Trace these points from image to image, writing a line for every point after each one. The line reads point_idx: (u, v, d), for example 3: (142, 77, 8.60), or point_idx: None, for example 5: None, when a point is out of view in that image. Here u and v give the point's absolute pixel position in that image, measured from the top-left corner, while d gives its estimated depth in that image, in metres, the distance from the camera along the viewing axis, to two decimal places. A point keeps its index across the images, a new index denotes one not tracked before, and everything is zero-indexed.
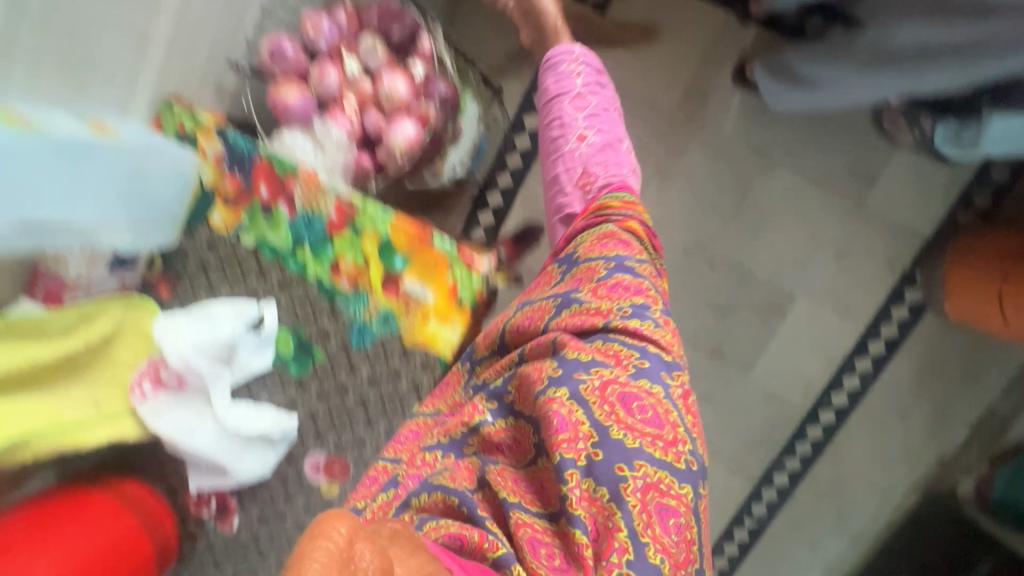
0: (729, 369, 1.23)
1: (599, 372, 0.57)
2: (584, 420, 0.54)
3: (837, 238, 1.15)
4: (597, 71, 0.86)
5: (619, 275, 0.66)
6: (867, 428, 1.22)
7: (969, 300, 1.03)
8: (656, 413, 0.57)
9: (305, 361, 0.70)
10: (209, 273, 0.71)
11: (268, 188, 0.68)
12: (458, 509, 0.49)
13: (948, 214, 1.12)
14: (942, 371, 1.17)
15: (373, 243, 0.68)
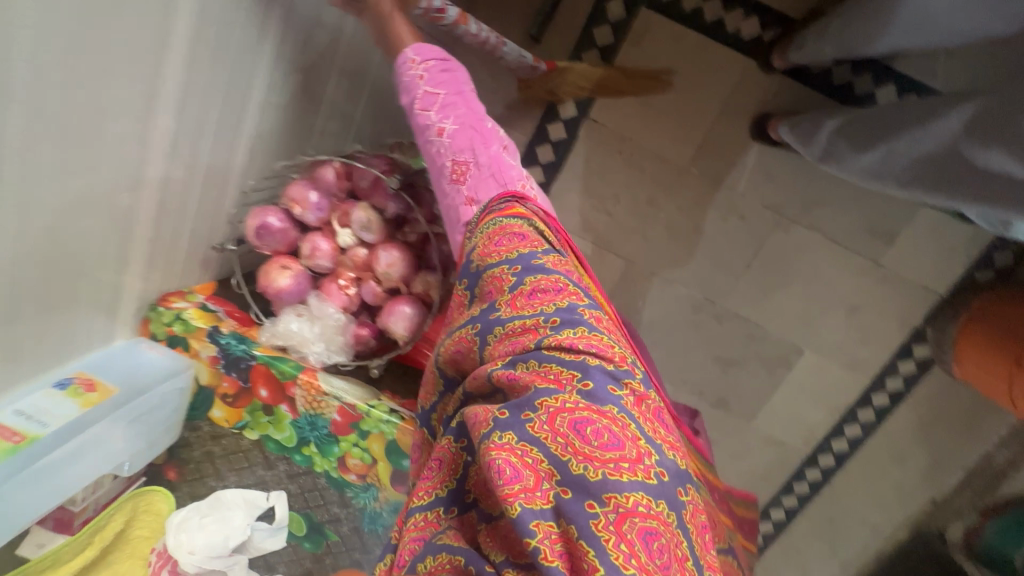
0: (733, 417, 1.25)
1: (546, 404, 0.47)
2: (540, 459, 0.44)
3: (849, 295, 1.12)
4: (443, 59, 0.69)
5: (535, 281, 0.56)
6: (864, 470, 1.26)
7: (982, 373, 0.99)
8: (615, 433, 0.46)
9: (319, 540, 0.75)
10: (216, 460, 0.78)
11: (268, 390, 0.73)
12: (467, 569, 0.43)
13: (967, 273, 1.08)
14: (943, 421, 1.18)
15: (378, 446, 0.70)
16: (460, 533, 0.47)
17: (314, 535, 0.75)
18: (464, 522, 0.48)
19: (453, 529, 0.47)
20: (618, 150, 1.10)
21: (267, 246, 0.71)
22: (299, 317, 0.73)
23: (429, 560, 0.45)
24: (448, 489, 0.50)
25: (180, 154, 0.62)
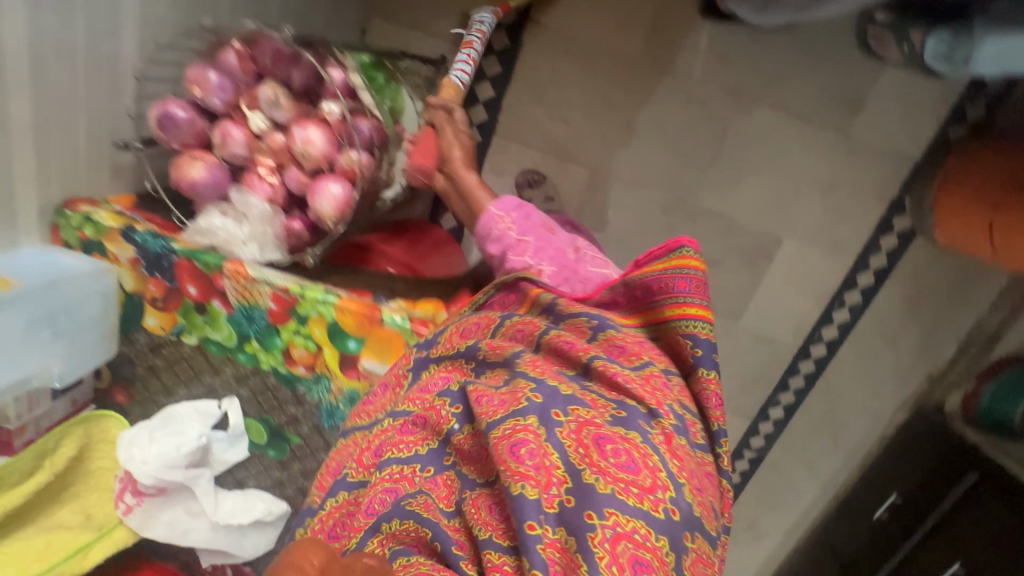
0: (720, 318, 1.23)
1: (576, 412, 0.50)
2: (557, 462, 0.45)
3: (822, 173, 1.09)
4: (518, 205, 0.75)
5: (607, 335, 0.60)
6: (858, 355, 1.24)
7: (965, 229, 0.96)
8: (634, 458, 0.47)
9: (282, 445, 0.76)
10: (160, 375, 0.77)
11: (195, 287, 0.72)
12: (435, 545, 0.45)
13: (939, 131, 1.05)
14: (932, 293, 1.16)
15: (320, 329, 0.70)
16: (433, 492, 0.49)
17: (277, 441, 0.76)
18: (444, 481, 0.51)
19: (426, 495, 0.49)
20: (566, 51, 1.07)
21: (173, 135, 0.68)
22: (223, 215, 0.70)
23: (394, 522, 0.47)
24: (431, 449, 0.54)
25: (47, 26, 0.59)
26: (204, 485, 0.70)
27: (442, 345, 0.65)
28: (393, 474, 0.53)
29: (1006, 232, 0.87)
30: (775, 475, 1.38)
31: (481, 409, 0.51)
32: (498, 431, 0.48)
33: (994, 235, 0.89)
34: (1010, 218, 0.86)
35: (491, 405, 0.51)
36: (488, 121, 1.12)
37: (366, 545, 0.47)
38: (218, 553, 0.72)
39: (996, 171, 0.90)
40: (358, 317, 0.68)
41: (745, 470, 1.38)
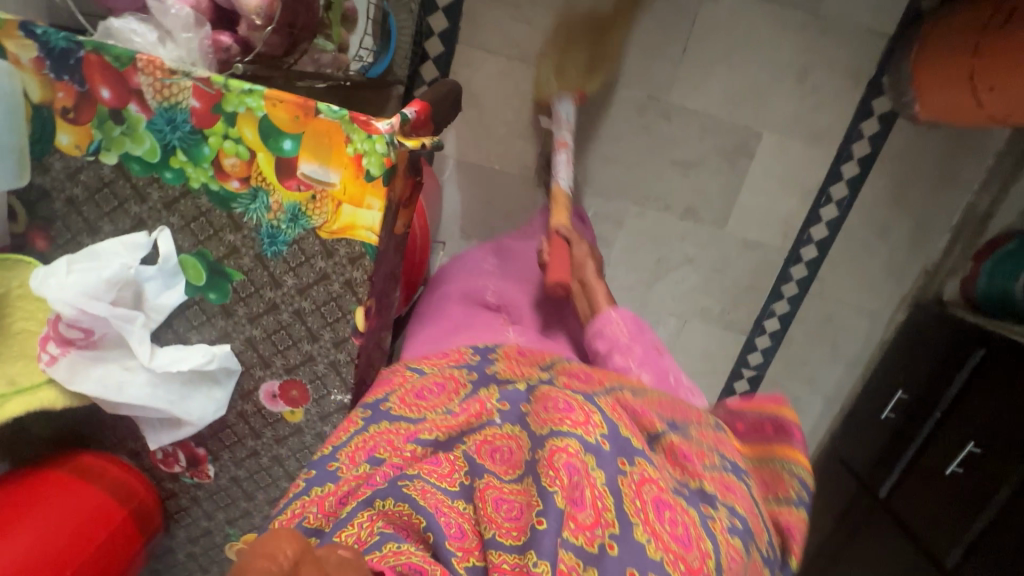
0: (705, 225, 1.19)
1: (642, 467, 0.50)
2: (609, 505, 0.46)
3: (794, 59, 1.07)
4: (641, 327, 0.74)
5: (681, 408, 0.60)
6: (850, 254, 1.20)
7: (947, 93, 0.94)
8: (692, 535, 0.47)
9: (223, 287, 0.53)
10: (80, 207, 0.52)
11: (104, 83, 0.47)
12: (429, 535, 0.46)
13: (911, 3, 1.03)
14: (920, 178, 1.13)
15: (250, 124, 0.47)
16: (434, 472, 0.51)
17: (218, 284, 0.53)
18: (445, 458, 0.52)
19: (425, 480, 0.50)
20: None
21: None
22: (140, 20, 0.56)
23: (388, 502, 0.49)
24: (463, 434, 0.55)
25: None
26: (139, 334, 0.51)
27: (504, 367, 0.65)
28: (410, 452, 0.54)
29: (990, 76, 0.84)
30: (777, 394, 1.33)
31: (548, 414, 0.51)
32: (560, 440, 0.48)
33: (977, 85, 0.87)
34: (992, 60, 0.83)
35: (558, 412, 0.51)
36: (451, 30, 1.09)
37: (356, 514, 0.49)
38: (164, 419, 0.55)
39: (967, 24, 0.89)
40: (291, 99, 0.45)
41: (745, 391, 1.33)
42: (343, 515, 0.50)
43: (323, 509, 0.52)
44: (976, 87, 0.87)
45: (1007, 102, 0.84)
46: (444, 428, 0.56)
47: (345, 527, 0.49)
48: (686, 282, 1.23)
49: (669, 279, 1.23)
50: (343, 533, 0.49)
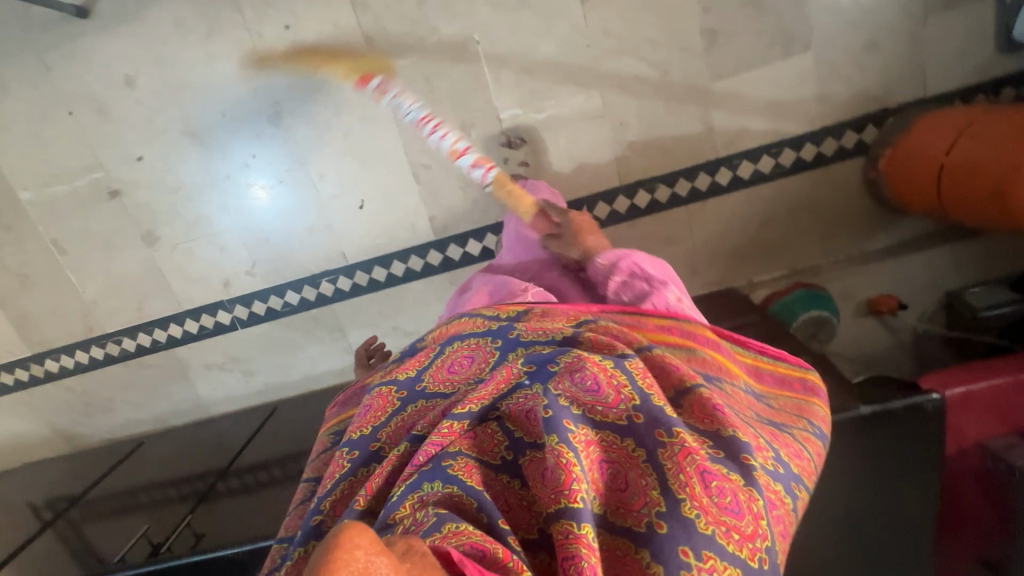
0: (706, 60, 1.12)
1: (682, 436, 0.50)
2: (654, 487, 0.48)
3: (882, 27, 1.10)
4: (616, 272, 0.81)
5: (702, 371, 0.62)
6: (735, 212, 1.24)
7: (913, 173, 1.07)
8: (738, 501, 0.48)
9: None
10: None
11: None
12: (481, 517, 0.45)
13: (954, 92, 1.14)
14: (822, 211, 1.24)
15: None
16: (476, 445, 0.52)
17: None
18: (481, 433, 0.53)
19: (468, 458, 0.51)
20: None
21: None
22: None
23: (438, 484, 0.48)
24: (495, 397, 0.55)
25: None
26: None
27: (524, 329, 0.64)
28: (445, 427, 0.52)
29: (951, 177, 0.98)
30: None
31: (575, 392, 0.52)
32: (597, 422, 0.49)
33: (942, 175, 1.00)
34: (957, 163, 0.97)
35: (591, 387, 0.52)
36: None
37: (403, 508, 0.47)
38: None
39: (956, 121, 1.00)
40: None
41: None
42: (394, 498, 0.49)
43: (372, 491, 0.52)
44: (940, 176, 1.01)
45: (954, 188, 0.98)
46: (480, 398, 0.54)
47: (397, 509, 0.47)
48: (644, 84, 1.13)
49: (634, 64, 1.12)
50: (399, 515, 0.47)
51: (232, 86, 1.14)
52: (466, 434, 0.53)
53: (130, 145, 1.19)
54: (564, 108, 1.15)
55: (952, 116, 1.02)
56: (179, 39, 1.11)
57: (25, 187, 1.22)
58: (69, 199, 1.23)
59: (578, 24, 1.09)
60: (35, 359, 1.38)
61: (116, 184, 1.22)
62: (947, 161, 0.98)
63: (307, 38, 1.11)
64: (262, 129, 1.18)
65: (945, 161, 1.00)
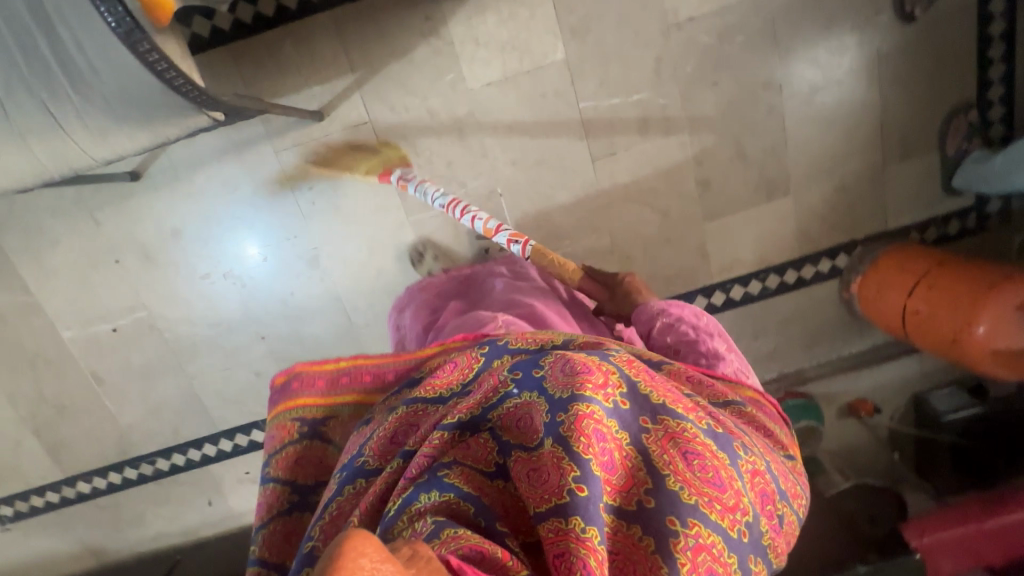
0: (701, 204, 1.27)
1: (667, 423, 0.54)
2: (640, 465, 0.51)
3: (848, 175, 1.28)
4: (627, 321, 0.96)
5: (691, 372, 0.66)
6: (730, 326, 1.39)
7: (879, 305, 1.24)
8: (721, 476, 0.52)
9: None
10: None
11: None
12: (477, 521, 0.49)
13: (910, 225, 1.33)
14: (805, 324, 1.39)
15: None
16: (468, 456, 0.54)
17: None
18: (476, 442, 0.56)
19: (461, 466, 0.53)
20: None
21: None
22: None
23: (434, 493, 0.50)
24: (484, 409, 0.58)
25: None
26: None
27: (513, 337, 0.66)
28: (436, 439, 0.55)
29: (916, 319, 1.16)
30: None
31: (574, 380, 0.53)
32: (583, 405, 0.51)
33: (907, 317, 1.17)
34: (921, 306, 1.14)
35: (582, 375, 0.54)
36: None
37: (404, 520, 0.49)
38: None
39: (913, 266, 1.19)
40: None
41: None
42: (390, 514, 0.50)
43: (366, 512, 0.53)
44: (905, 316, 1.18)
45: (919, 326, 1.16)
46: (469, 408, 0.57)
47: (396, 523, 0.50)
48: (648, 224, 1.28)
49: (639, 209, 1.27)
50: (397, 530, 0.49)
51: (272, 233, 1.23)
52: (458, 445, 0.55)
53: (172, 285, 1.26)
54: (578, 247, 1.28)
55: (909, 258, 1.21)
56: (225, 194, 1.20)
57: (67, 326, 1.27)
58: (110, 335, 1.28)
59: (590, 178, 1.24)
60: (67, 482, 1.41)
61: (157, 321, 1.28)
62: (913, 303, 1.16)
63: (344, 192, 1.21)
64: (300, 269, 1.27)
65: (909, 302, 1.17)
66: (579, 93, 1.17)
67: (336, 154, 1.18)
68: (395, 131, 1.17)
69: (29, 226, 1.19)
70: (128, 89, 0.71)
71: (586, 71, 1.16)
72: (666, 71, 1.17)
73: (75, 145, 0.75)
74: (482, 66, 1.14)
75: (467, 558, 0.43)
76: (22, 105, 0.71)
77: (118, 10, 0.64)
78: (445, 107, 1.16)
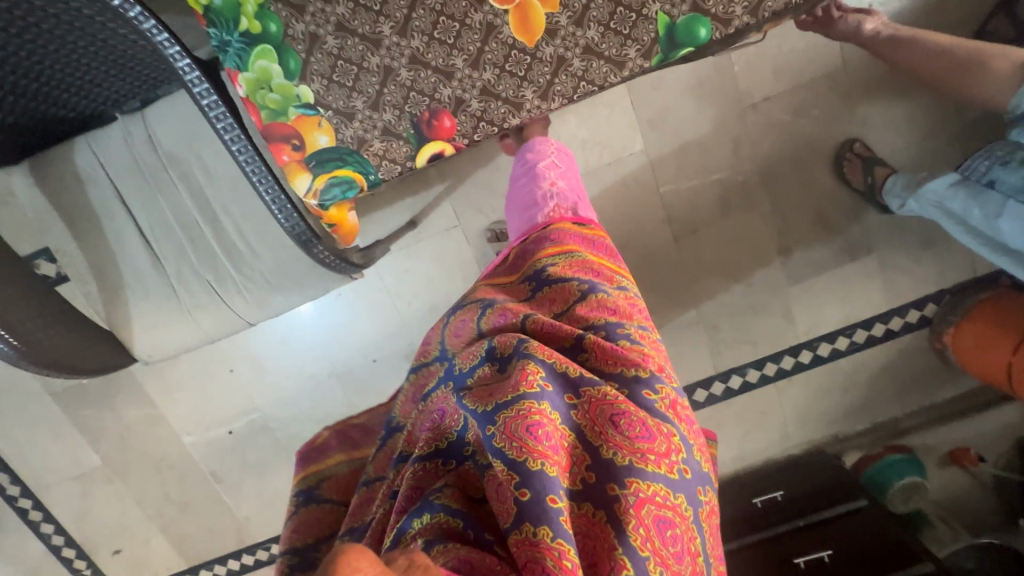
0: (784, 270, 1.29)
1: (589, 393, 0.57)
2: (573, 443, 0.54)
3: (930, 229, 1.28)
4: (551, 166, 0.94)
5: (593, 295, 0.69)
6: (819, 383, 1.39)
7: (982, 357, 1.19)
8: (647, 427, 0.54)
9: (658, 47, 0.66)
10: None
11: None
12: (465, 533, 0.50)
13: (999, 271, 1.31)
14: (896, 375, 1.38)
15: None
16: (457, 480, 0.55)
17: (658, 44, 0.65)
18: (461, 474, 0.56)
19: (452, 487, 0.54)
20: None
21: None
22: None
23: (425, 518, 0.50)
24: (460, 430, 0.58)
25: None
26: None
27: (462, 361, 0.66)
28: (420, 471, 0.56)
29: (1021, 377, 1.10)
30: None
31: (487, 395, 0.56)
32: (512, 410, 0.52)
33: (1012, 374, 1.12)
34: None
35: (499, 392, 0.55)
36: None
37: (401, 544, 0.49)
38: None
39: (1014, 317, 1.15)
40: None
41: None
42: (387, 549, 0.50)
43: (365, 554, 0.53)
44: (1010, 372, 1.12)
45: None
46: (438, 437, 0.59)
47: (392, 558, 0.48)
48: (732, 293, 1.30)
49: (722, 280, 1.29)
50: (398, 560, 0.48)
51: (371, 332, 1.29)
52: (447, 472, 0.56)
53: (281, 387, 1.33)
54: (664, 320, 1.31)
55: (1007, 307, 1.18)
56: (327, 299, 1.28)
57: (188, 432, 1.36)
58: (226, 437, 1.37)
59: (673, 255, 1.26)
60: (191, 571, 1.48)
61: (268, 421, 1.35)
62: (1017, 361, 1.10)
63: (437, 291, 1.26)
64: (397, 364, 1.31)
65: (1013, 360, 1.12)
66: (658, 179, 1.20)
67: (428, 257, 1.24)
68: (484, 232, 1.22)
69: None
70: (281, 263, 0.77)
71: (664, 158, 1.19)
72: (742, 152, 1.20)
73: (235, 314, 0.81)
74: None
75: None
76: (192, 287, 0.78)
77: (292, 216, 0.72)
78: None
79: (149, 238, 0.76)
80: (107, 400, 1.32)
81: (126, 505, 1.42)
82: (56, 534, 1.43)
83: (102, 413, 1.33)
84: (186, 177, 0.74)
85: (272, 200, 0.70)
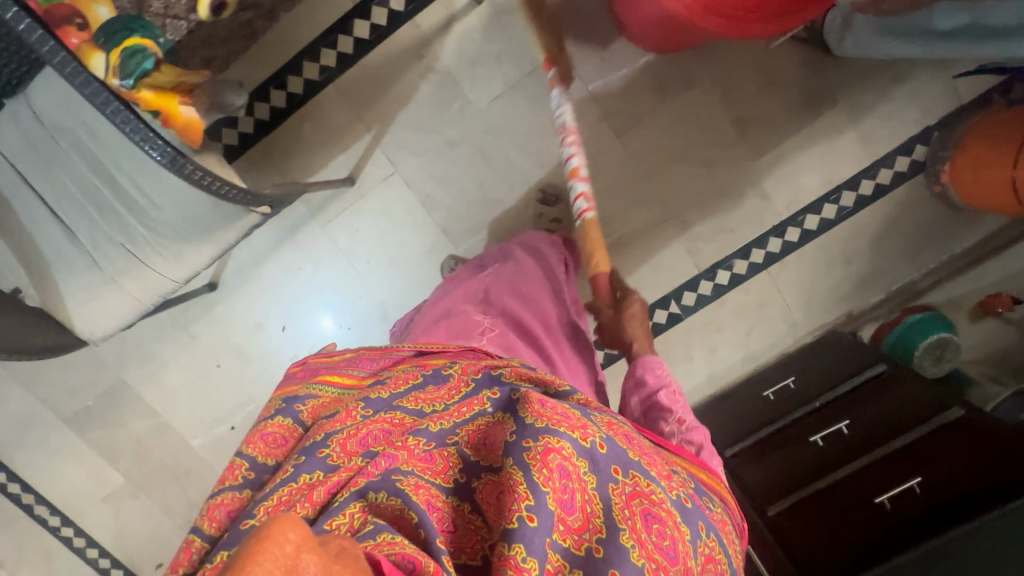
0: (744, 144, 1.20)
1: (633, 484, 0.55)
2: (597, 513, 0.51)
3: (894, 64, 1.17)
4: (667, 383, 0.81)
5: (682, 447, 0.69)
6: (815, 260, 1.28)
7: (981, 183, 1.09)
8: (674, 548, 0.53)
9: None
10: None
11: None
12: (417, 532, 0.47)
13: (988, 92, 1.18)
14: (899, 234, 1.26)
15: None
16: (429, 469, 0.53)
17: None
18: (439, 455, 0.55)
19: (419, 477, 0.52)
20: None
21: None
22: None
23: (383, 495, 0.49)
24: (455, 422, 0.58)
25: None
26: None
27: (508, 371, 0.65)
28: (403, 441, 0.55)
29: None
30: (680, 341, 1.34)
31: (544, 410, 0.55)
32: (559, 439, 0.52)
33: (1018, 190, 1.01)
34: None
35: (556, 414, 0.55)
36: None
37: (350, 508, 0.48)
38: None
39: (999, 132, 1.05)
40: None
41: (659, 323, 1.32)
42: (337, 504, 0.49)
43: (315, 502, 0.51)
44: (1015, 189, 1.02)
45: None
46: (439, 421, 0.58)
47: (338, 516, 0.47)
48: (694, 181, 1.22)
49: (681, 169, 1.21)
50: (332, 523, 0.47)
51: (341, 301, 1.29)
52: (422, 458, 0.54)
53: (269, 374, 1.34)
54: (630, 226, 1.25)
55: (991, 126, 1.07)
56: (290, 278, 1.29)
57: (195, 434, 1.40)
58: (231, 434, 1.39)
59: (620, 155, 1.21)
60: None
61: None
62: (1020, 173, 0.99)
63: (393, 244, 1.25)
64: (373, 327, 1.30)
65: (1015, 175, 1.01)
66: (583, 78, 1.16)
67: (375, 211, 1.23)
68: (423, 175, 1.20)
69: (145, 356, 1.34)
70: (183, 211, 0.78)
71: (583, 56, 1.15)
72: None
73: (155, 272, 0.81)
74: (483, 85, 1.15)
75: (397, 565, 0.41)
76: (108, 253, 0.80)
77: (158, 142, 0.66)
78: (461, 136, 1.18)
79: (60, 213, 0.79)
80: (116, 417, 1.38)
81: (157, 517, 1.46)
82: (101, 557, 1.49)
83: (114, 431, 1.39)
84: (78, 144, 0.77)
85: (131, 128, 0.64)
